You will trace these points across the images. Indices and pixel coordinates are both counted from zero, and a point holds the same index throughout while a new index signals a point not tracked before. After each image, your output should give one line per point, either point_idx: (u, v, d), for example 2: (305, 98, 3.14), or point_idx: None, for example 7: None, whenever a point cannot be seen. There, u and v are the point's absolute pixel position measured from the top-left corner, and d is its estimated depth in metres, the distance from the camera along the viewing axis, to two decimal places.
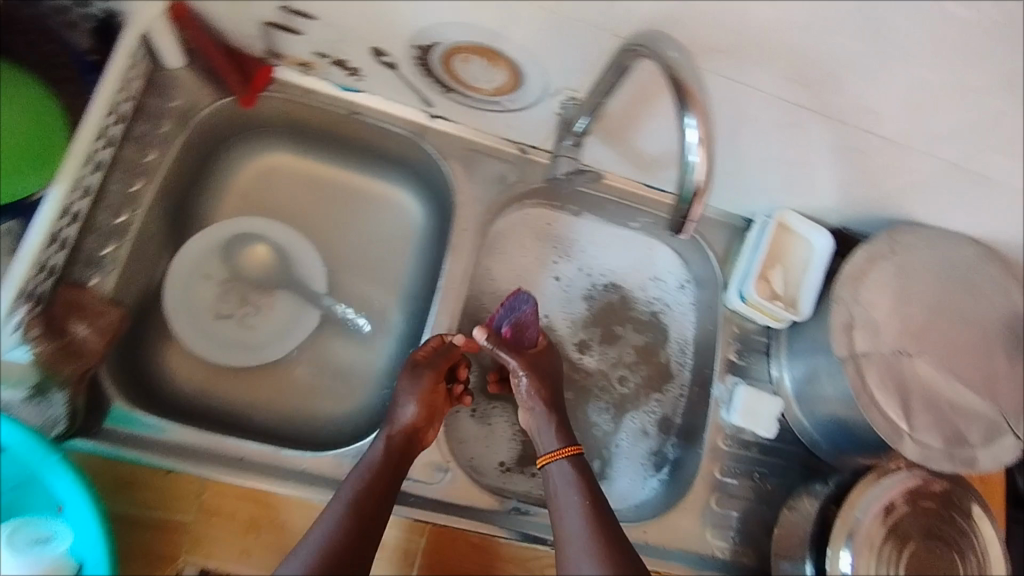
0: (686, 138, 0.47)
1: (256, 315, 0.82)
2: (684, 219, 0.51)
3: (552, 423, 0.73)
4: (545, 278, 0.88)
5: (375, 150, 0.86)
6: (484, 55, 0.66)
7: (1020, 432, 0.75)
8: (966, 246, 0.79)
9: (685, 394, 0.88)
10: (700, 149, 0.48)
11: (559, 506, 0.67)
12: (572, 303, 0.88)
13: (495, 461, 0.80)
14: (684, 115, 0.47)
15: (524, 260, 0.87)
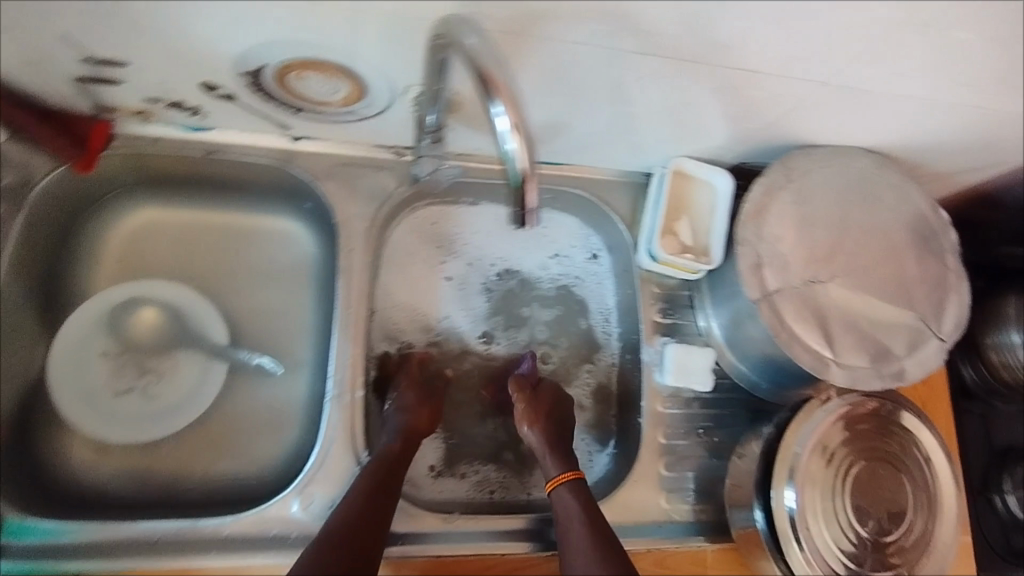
0: (498, 128, 0.49)
1: (158, 382, 0.78)
2: (523, 205, 0.54)
3: (551, 451, 0.75)
4: (436, 281, 0.86)
5: (245, 186, 0.81)
6: (316, 68, 0.62)
7: (942, 334, 0.75)
8: (857, 158, 0.78)
9: (617, 363, 0.88)
10: (515, 135, 0.49)
11: (563, 530, 0.69)
12: (468, 301, 0.87)
13: (425, 467, 0.80)
14: (491, 105, 0.48)
15: (416, 268, 0.86)
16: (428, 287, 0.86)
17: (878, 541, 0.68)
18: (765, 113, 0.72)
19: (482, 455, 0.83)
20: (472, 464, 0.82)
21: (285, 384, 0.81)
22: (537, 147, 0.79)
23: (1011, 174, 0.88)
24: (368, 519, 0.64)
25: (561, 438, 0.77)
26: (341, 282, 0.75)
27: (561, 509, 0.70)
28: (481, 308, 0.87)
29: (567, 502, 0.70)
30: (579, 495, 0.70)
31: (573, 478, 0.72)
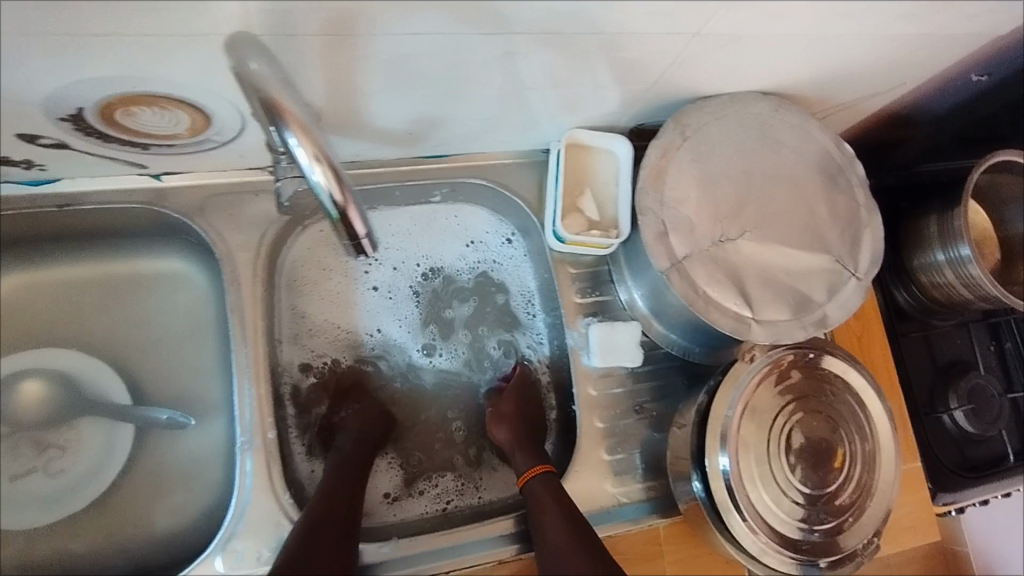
0: (297, 159, 0.41)
1: (60, 457, 0.73)
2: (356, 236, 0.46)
3: (520, 448, 0.77)
4: (361, 293, 0.84)
5: (115, 233, 0.74)
6: (143, 103, 0.56)
7: (859, 272, 0.73)
8: (754, 102, 0.74)
9: (546, 346, 0.86)
10: (318, 165, 0.42)
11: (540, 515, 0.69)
12: (397, 309, 0.85)
13: (381, 495, 0.79)
14: (283, 134, 0.41)
15: (333, 283, 0.83)
16: (349, 301, 0.83)
17: (820, 494, 0.68)
18: (651, 73, 0.68)
19: (436, 467, 0.82)
20: (430, 479, 0.81)
21: (201, 433, 0.77)
22: (420, 142, 0.74)
23: (914, 93, 0.86)
24: (346, 500, 0.68)
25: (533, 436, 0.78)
26: (232, 321, 0.70)
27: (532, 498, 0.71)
28: (413, 316, 0.85)
29: (541, 491, 0.71)
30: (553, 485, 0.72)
31: (542, 471, 0.73)
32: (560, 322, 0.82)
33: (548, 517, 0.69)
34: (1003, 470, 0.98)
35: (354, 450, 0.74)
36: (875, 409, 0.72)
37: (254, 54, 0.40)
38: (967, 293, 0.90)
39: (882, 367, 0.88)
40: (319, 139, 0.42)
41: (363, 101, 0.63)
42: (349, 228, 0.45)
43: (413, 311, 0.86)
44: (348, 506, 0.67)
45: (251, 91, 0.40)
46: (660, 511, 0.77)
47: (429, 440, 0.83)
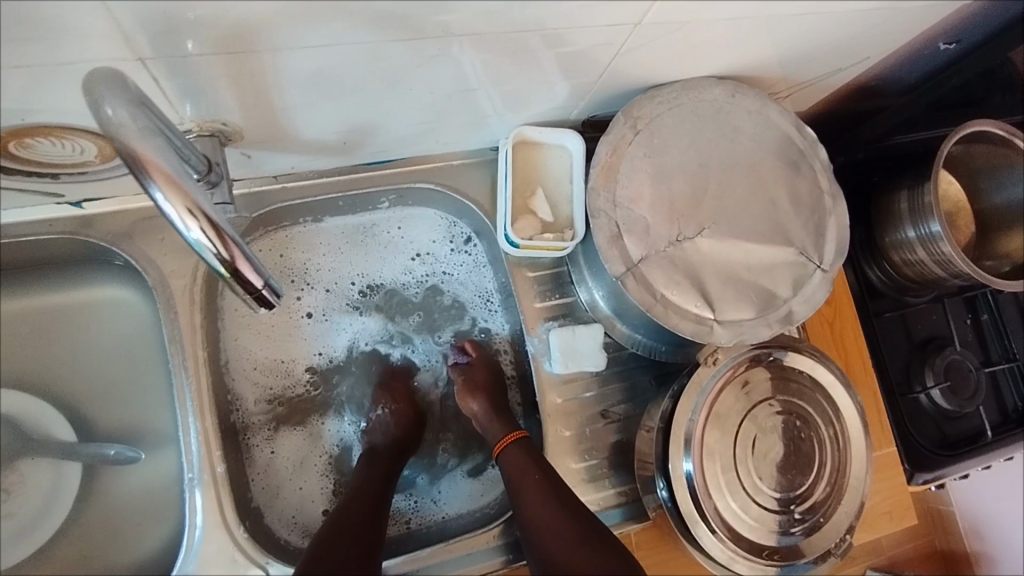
0: (166, 213, 0.39)
1: (6, 500, 0.70)
2: (255, 292, 0.44)
3: (494, 418, 0.75)
4: (296, 322, 0.80)
5: (46, 262, 0.71)
6: (41, 135, 0.51)
7: (825, 263, 0.70)
8: (710, 88, 0.70)
9: (511, 353, 0.84)
10: (192, 218, 0.39)
11: (519, 486, 0.68)
12: (332, 334, 0.81)
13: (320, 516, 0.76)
14: (150, 189, 0.38)
15: (268, 317, 0.78)
16: (286, 331, 0.79)
17: (789, 496, 0.66)
18: (596, 66, 0.63)
19: None
20: None
21: (153, 466, 0.74)
22: (359, 150, 0.70)
23: (879, 66, 0.82)
24: (370, 498, 0.67)
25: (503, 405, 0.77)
26: (171, 351, 0.67)
27: (509, 472, 0.70)
28: (352, 339, 0.82)
29: (514, 464, 0.70)
30: (524, 453, 0.70)
31: (519, 438, 0.72)
32: (513, 303, 0.81)
33: (529, 488, 0.67)
34: (983, 446, 0.97)
35: (379, 462, 0.73)
36: (845, 405, 0.69)
37: (116, 102, 0.38)
38: (940, 270, 0.88)
39: (855, 356, 0.86)
40: (193, 192, 0.40)
41: (286, 114, 0.58)
42: (245, 283, 0.43)
43: (349, 334, 0.82)
44: (371, 510, 0.66)
45: (109, 143, 0.38)
46: (632, 517, 0.74)
47: None
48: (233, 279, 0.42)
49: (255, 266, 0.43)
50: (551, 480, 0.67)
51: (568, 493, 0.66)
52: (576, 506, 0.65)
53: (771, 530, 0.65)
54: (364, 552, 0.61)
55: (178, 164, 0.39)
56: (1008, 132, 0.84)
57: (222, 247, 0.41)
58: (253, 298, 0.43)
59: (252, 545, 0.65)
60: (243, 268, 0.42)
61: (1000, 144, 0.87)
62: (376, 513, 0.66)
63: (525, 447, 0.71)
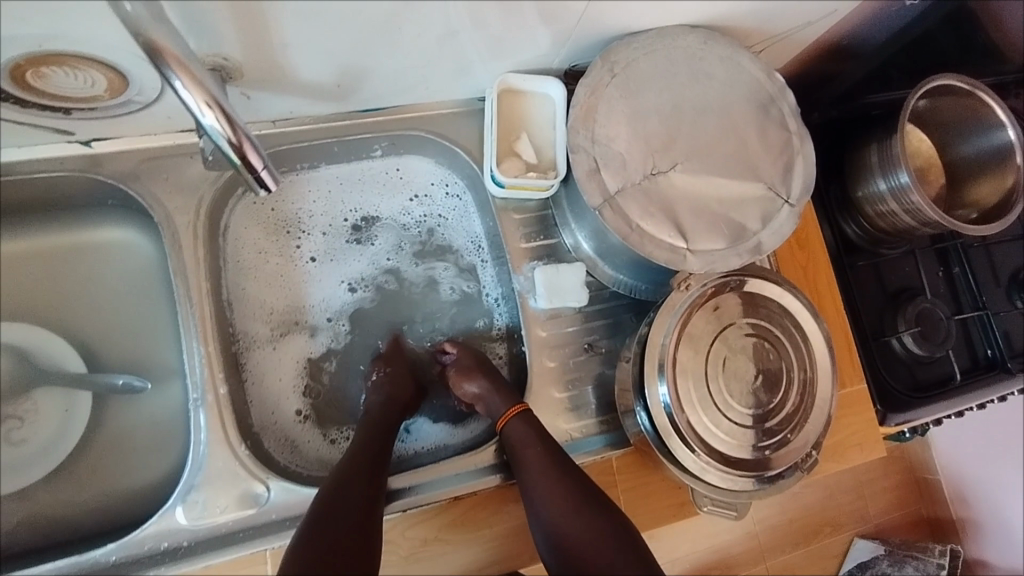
0: (184, 100, 0.45)
1: (22, 427, 0.74)
2: (256, 173, 0.51)
3: (494, 391, 0.76)
4: (300, 267, 0.85)
5: (56, 203, 0.74)
6: (57, 64, 0.55)
7: (792, 199, 0.74)
8: (683, 35, 0.75)
9: (504, 336, 0.88)
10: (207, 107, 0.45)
11: (518, 460, 0.70)
12: (341, 267, 0.86)
13: (292, 413, 0.80)
14: (170, 78, 0.44)
15: (274, 265, 0.83)
16: (293, 273, 0.84)
17: (760, 413, 0.70)
18: (573, 11, 0.67)
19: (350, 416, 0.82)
20: (343, 429, 0.82)
21: (159, 397, 0.78)
22: (351, 95, 0.74)
23: (848, 21, 0.86)
24: (373, 461, 0.68)
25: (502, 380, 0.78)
26: (176, 282, 0.71)
27: (511, 441, 0.72)
28: (361, 269, 0.87)
29: (518, 432, 0.72)
30: (527, 424, 0.72)
31: (522, 411, 0.73)
32: (506, 263, 0.84)
33: (530, 455, 0.69)
34: (952, 390, 1.02)
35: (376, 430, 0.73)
36: (812, 331, 0.74)
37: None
38: (911, 220, 0.92)
39: (827, 296, 0.90)
40: (207, 82, 0.45)
41: (281, 52, 0.62)
42: (250, 167, 0.50)
43: (360, 262, 0.87)
44: (370, 470, 0.67)
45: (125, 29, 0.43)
46: (614, 444, 0.79)
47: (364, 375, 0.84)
48: (241, 162, 0.49)
49: (258, 150, 0.49)
50: (554, 450, 0.69)
51: (562, 457, 0.69)
52: (575, 472, 0.68)
53: (743, 443, 0.69)
54: (365, 511, 0.62)
55: (185, 48, 0.44)
56: (971, 86, 0.89)
57: (231, 133, 0.47)
58: (254, 181, 0.50)
59: (251, 464, 0.69)
60: (245, 152, 0.49)
61: (964, 97, 0.91)
62: (376, 479, 0.66)
63: (526, 420, 0.72)
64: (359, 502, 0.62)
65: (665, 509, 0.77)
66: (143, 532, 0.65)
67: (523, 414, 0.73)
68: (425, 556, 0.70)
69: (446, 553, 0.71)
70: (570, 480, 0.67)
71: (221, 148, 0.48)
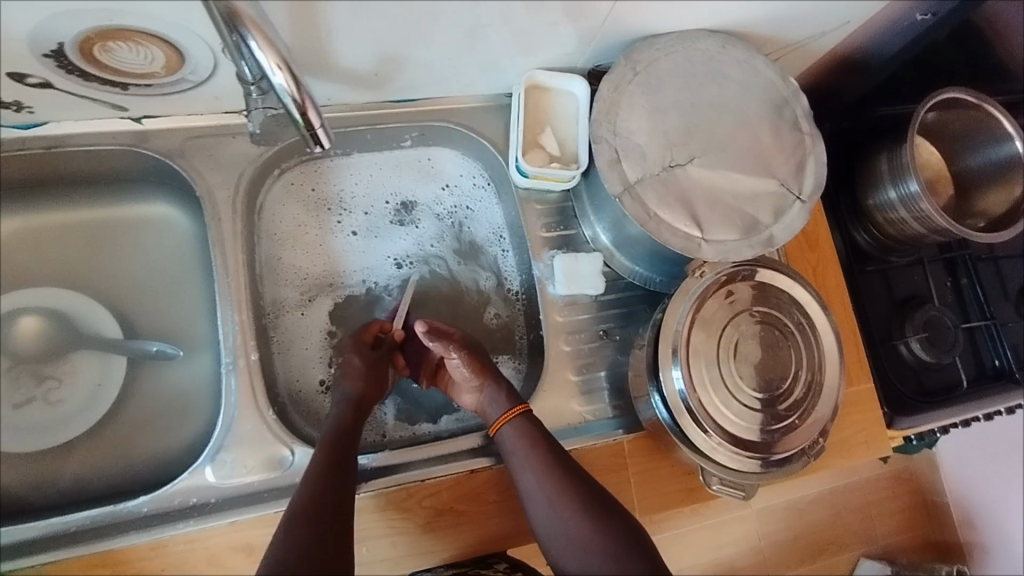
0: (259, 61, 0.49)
1: (59, 387, 0.77)
2: (313, 130, 0.55)
3: (499, 391, 0.75)
4: (345, 240, 0.89)
5: (105, 177, 0.79)
6: (122, 40, 0.60)
7: (803, 196, 0.77)
8: (702, 39, 0.79)
9: (526, 334, 0.89)
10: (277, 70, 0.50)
11: (514, 464, 0.70)
12: (383, 244, 0.91)
13: (315, 382, 0.83)
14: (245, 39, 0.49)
15: (316, 235, 0.87)
16: (337, 244, 0.89)
17: (770, 397, 0.72)
18: (600, 11, 0.71)
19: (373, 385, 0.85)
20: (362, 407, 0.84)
21: (188, 366, 0.81)
22: (387, 84, 0.78)
23: (861, 33, 0.90)
24: (343, 459, 0.66)
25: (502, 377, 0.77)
26: (215, 253, 0.75)
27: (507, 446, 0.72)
28: (401, 249, 0.91)
29: (515, 438, 0.71)
30: (524, 426, 0.71)
31: (521, 412, 0.73)
32: (523, 245, 0.87)
33: (530, 457, 0.69)
34: (958, 397, 1.03)
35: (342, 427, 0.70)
36: (821, 322, 0.77)
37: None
38: (920, 227, 0.95)
39: (834, 295, 0.92)
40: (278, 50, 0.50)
41: (327, 39, 0.66)
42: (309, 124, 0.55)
43: (405, 240, 0.91)
44: (338, 468, 0.64)
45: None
46: (626, 429, 0.81)
47: None
48: (302, 120, 0.54)
49: (318, 110, 0.54)
50: (557, 453, 0.70)
51: (564, 460, 0.69)
52: (581, 474, 0.69)
53: (753, 426, 0.71)
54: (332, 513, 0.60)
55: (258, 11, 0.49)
56: (979, 99, 0.92)
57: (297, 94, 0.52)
58: (311, 138, 0.55)
59: (278, 428, 0.71)
60: (306, 112, 0.53)
61: (972, 109, 0.95)
62: (344, 480, 0.64)
63: (527, 421, 0.72)
64: (316, 518, 0.58)
65: (673, 495, 0.79)
66: (173, 487, 0.68)
67: (522, 415, 0.73)
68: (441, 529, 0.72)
69: (461, 525, 0.73)
70: (575, 486, 0.67)
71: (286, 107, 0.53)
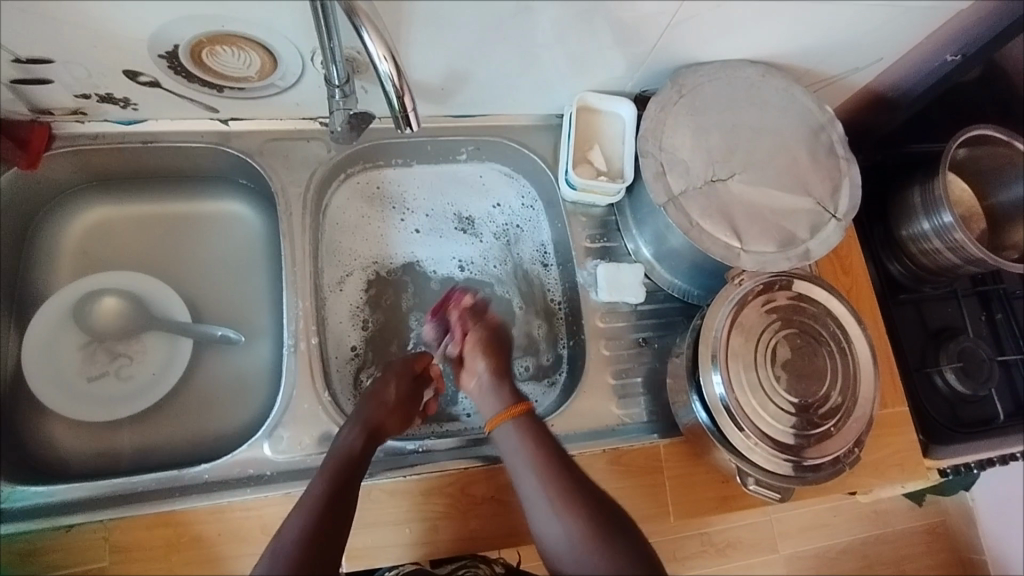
0: (370, 50, 0.55)
1: (130, 363, 0.82)
2: (405, 113, 0.62)
3: (503, 386, 0.75)
4: (405, 236, 0.94)
5: (188, 174, 0.87)
6: (228, 44, 0.67)
7: (839, 215, 0.81)
8: (744, 68, 0.84)
9: (568, 346, 0.91)
10: (385, 57, 0.56)
11: (513, 466, 0.69)
12: (436, 247, 0.95)
13: (347, 347, 0.87)
14: (360, 30, 0.54)
15: (376, 227, 0.93)
16: (395, 239, 0.94)
17: (805, 403, 0.75)
18: (652, 38, 0.77)
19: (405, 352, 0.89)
20: None
21: (248, 351, 0.86)
22: (450, 99, 0.85)
23: (894, 71, 0.95)
24: (345, 488, 0.64)
25: (509, 375, 0.76)
26: (285, 244, 0.81)
27: (505, 444, 0.70)
28: (454, 254, 0.95)
29: (515, 437, 0.70)
30: (527, 424, 0.71)
31: (519, 412, 0.72)
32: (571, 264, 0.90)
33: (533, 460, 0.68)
34: (995, 429, 1.04)
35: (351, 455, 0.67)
36: (856, 334, 0.80)
37: None
38: (954, 258, 0.97)
39: (865, 306, 0.95)
40: (387, 40, 0.55)
41: (407, 51, 0.74)
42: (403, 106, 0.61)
43: (461, 241, 0.96)
44: (340, 498, 0.63)
45: None
46: (662, 434, 0.83)
47: (393, 319, 0.90)
48: (398, 103, 0.60)
49: (412, 95, 0.60)
50: (560, 455, 0.69)
51: (568, 465, 0.68)
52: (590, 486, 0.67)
53: (790, 429, 0.73)
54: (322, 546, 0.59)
55: (370, 5, 0.55)
56: (1008, 136, 0.96)
57: (397, 81, 0.58)
58: (404, 121, 0.61)
59: (331, 409, 0.75)
60: (403, 97, 0.60)
61: (1003, 146, 0.98)
62: (342, 510, 0.62)
63: (530, 419, 0.71)
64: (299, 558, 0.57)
65: (708, 500, 0.80)
66: (232, 457, 0.72)
67: (525, 414, 0.72)
68: (481, 517, 0.74)
69: (500, 514, 0.75)
70: (581, 495, 0.65)
71: (387, 92, 0.59)
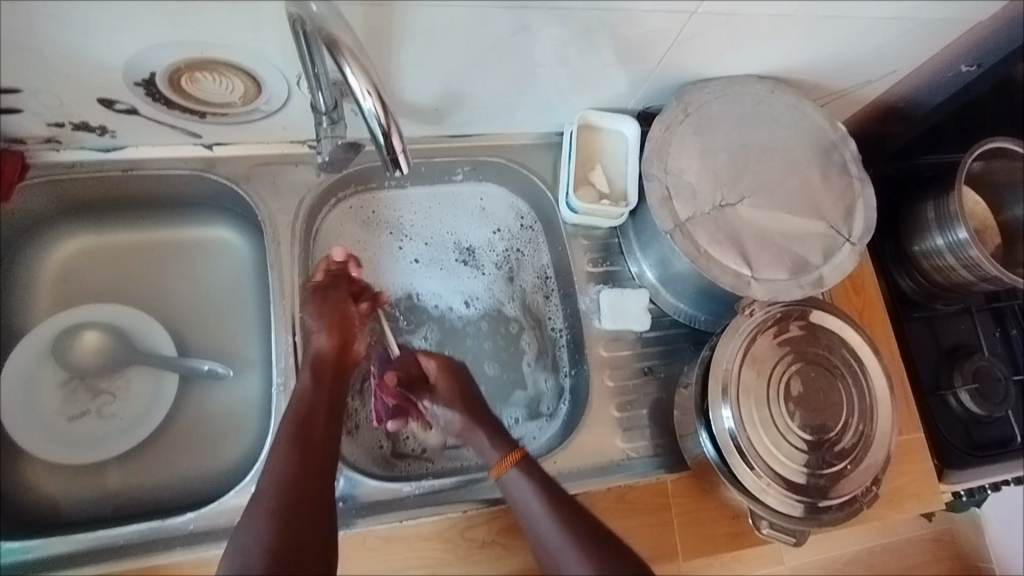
0: (352, 86, 0.51)
1: (112, 402, 0.78)
2: (392, 154, 0.57)
3: (484, 439, 0.71)
4: (405, 266, 0.90)
5: (172, 201, 0.83)
6: (208, 72, 0.64)
7: (853, 239, 0.77)
8: (752, 84, 0.80)
9: (572, 377, 0.86)
10: (368, 94, 0.52)
11: (522, 513, 0.66)
12: (434, 276, 0.90)
13: None
14: (341, 65, 0.51)
15: (373, 255, 0.89)
16: (389, 266, 0.89)
17: (818, 439, 0.72)
18: (656, 54, 0.73)
19: None
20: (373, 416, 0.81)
21: (236, 385, 0.82)
22: (444, 120, 0.81)
23: (907, 82, 0.91)
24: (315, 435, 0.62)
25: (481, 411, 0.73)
26: (273, 275, 0.78)
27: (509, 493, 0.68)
28: (456, 287, 0.90)
29: (517, 485, 0.67)
30: (526, 469, 0.67)
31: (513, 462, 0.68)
32: (573, 291, 0.87)
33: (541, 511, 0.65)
34: (1011, 451, 1.00)
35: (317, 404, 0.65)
36: (871, 364, 0.76)
37: None
38: (968, 276, 0.94)
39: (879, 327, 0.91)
40: (369, 74, 0.52)
41: (396, 73, 0.70)
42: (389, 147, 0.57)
43: (461, 270, 0.91)
44: (311, 447, 0.61)
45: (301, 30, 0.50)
46: (669, 469, 0.80)
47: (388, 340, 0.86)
48: (385, 143, 0.56)
49: (400, 134, 0.56)
50: (565, 501, 0.65)
51: (578, 511, 0.65)
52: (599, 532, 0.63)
53: (803, 468, 0.70)
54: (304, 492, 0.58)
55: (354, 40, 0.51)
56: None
57: (383, 120, 0.54)
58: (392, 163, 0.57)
59: None
60: (390, 135, 0.55)
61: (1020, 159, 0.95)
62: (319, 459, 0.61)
63: (529, 462, 0.68)
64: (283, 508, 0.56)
65: (716, 537, 0.77)
66: (219, 505, 0.68)
67: (521, 461, 0.68)
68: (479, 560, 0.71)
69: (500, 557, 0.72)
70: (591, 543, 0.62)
71: (372, 131, 0.55)
